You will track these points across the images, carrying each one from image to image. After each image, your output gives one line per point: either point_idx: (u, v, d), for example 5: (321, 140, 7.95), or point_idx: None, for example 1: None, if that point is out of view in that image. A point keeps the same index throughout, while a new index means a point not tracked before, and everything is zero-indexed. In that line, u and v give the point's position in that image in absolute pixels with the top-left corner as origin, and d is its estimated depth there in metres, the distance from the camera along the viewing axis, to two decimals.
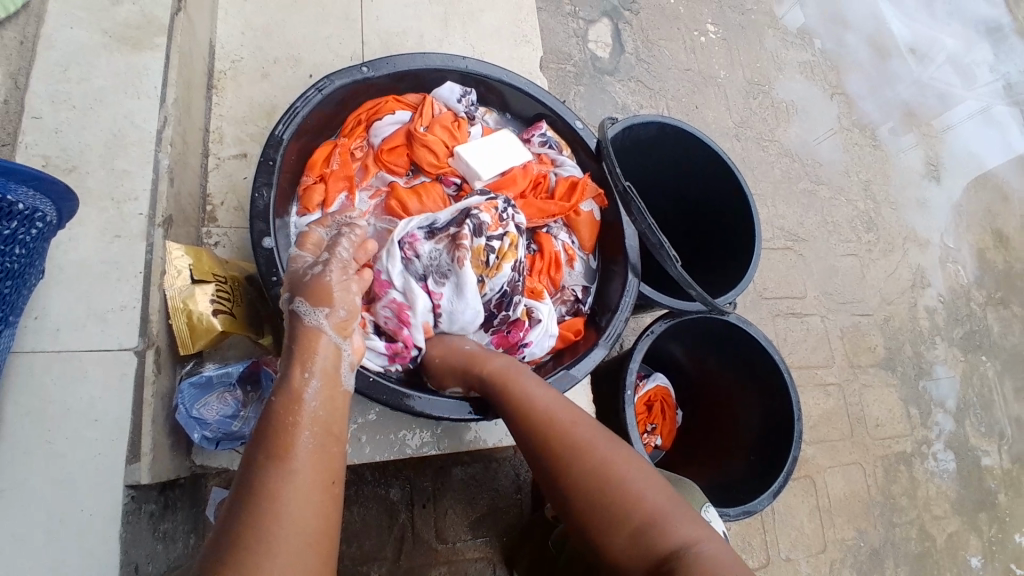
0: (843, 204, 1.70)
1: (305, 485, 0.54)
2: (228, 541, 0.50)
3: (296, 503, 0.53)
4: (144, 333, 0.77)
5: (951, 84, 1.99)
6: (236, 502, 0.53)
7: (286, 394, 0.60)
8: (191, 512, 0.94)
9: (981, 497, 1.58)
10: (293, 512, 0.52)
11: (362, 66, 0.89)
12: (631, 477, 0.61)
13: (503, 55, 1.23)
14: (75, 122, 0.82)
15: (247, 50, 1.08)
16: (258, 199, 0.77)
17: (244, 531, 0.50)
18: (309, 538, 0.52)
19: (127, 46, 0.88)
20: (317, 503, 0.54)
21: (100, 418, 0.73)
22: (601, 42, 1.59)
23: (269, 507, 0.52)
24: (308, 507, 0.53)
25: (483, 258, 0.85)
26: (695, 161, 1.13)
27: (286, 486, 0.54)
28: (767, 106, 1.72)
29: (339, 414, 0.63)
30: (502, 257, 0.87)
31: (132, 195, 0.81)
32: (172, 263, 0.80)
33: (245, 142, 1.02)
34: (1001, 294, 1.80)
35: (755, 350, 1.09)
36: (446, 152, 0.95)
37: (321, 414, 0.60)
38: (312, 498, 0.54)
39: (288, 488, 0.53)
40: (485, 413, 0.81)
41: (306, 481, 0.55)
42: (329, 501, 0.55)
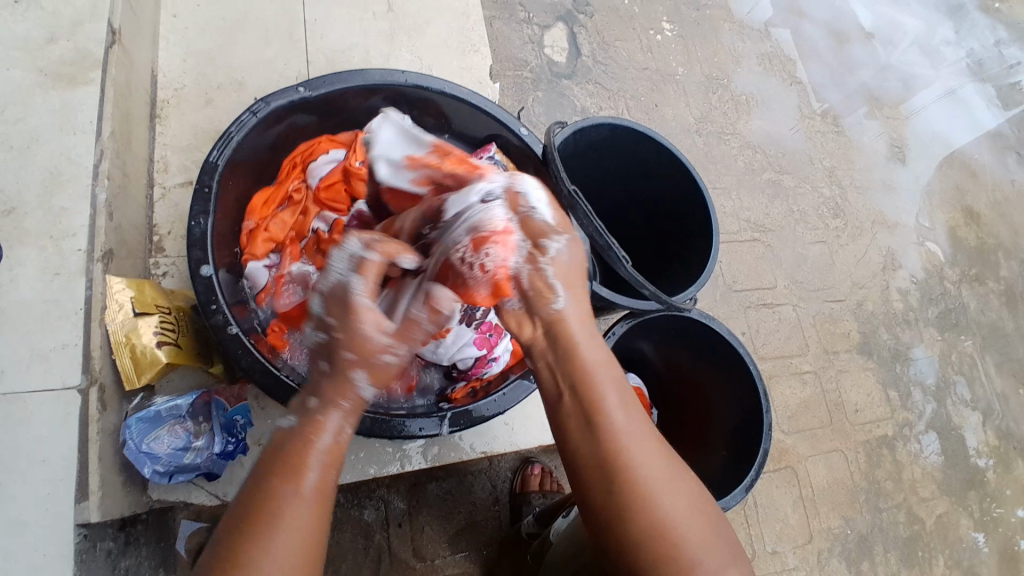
0: (809, 191, 1.71)
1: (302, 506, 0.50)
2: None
3: (294, 530, 0.49)
4: (87, 369, 0.75)
5: (912, 66, 2.01)
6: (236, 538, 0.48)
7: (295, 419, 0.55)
8: (159, 547, 0.92)
9: (968, 475, 1.57)
10: (289, 536, 0.48)
11: (299, 86, 0.88)
12: (673, 508, 0.53)
13: (451, 66, 1.24)
14: (10, 161, 0.81)
15: (190, 78, 1.07)
16: (195, 227, 0.77)
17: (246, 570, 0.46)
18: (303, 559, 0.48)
19: (62, 81, 0.87)
20: (313, 521, 0.50)
21: (47, 460, 0.71)
22: (557, 46, 1.59)
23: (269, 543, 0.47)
24: (303, 530, 0.49)
25: None
26: (647, 159, 1.13)
27: (287, 509, 0.49)
28: (727, 100, 1.72)
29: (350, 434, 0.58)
30: None
31: (70, 230, 0.80)
32: (113, 298, 0.80)
33: (190, 169, 1.02)
34: (976, 270, 1.80)
35: (719, 343, 1.08)
36: (386, 184, 0.96)
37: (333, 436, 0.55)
38: (309, 520, 0.50)
39: (286, 511, 0.49)
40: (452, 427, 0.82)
41: (305, 500, 0.50)
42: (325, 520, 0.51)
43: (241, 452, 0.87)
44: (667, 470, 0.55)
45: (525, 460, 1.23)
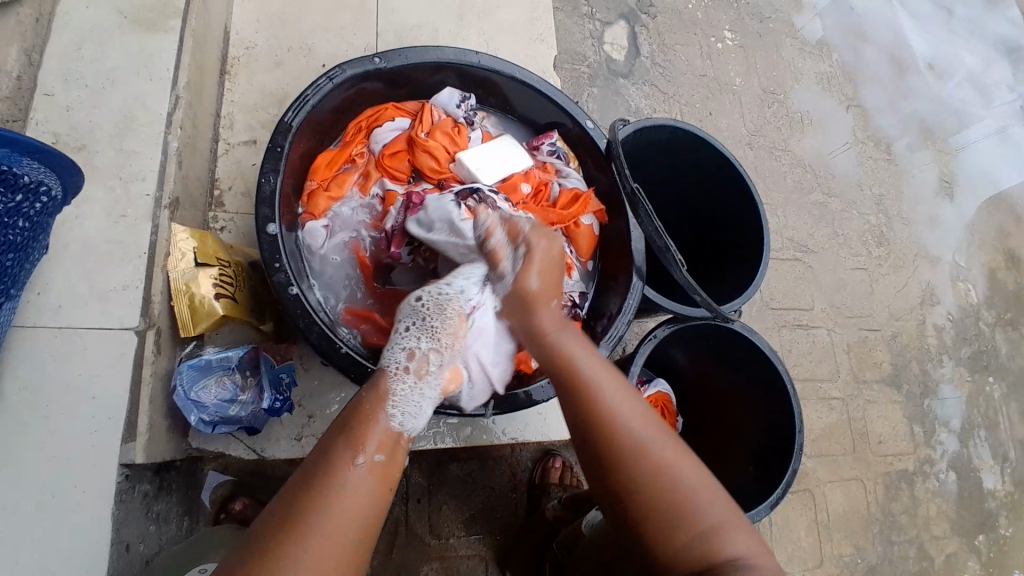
0: (854, 217, 1.69)
1: (370, 480, 0.54)
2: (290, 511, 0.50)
3: (360, 494, 0.52)
4: (146, 312, 0.77)
5: (968, 102, 1.97)
6: (298, 482, 0.53)
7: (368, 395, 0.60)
8: (187, 495, 0.93)
9: (982, 518, 1.55)
10: (355, 508, 0.52)
11: (374, 57, 0.88)
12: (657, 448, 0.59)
13: (517, 53, 1.23)
14: (86, 100, 0.82)
15: (261, 38, 1.08)
16: (264, 184, 0.78)
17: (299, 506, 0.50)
18: (355, 539, 0.51)
19: (143, 27, 0.88)
20: (377, 497, 0.54)
21: (98, 397, 0.72)
22: (617, 44, 1.58)
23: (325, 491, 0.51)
24: (361, 505, 0.52)
25: None
26: (704, 166, 1.12)
27: (354, 478, 0.53)
28: (782, 116, 1.70)
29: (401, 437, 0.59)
30: None
31: (139, 175, 0.81)
32: (176, 246, 0.80)
33: (255, 129, 1.03)
34: (1012, 315, 1.77)
35: (759, 359, 1.07)
36: (448, 157, 0.95)
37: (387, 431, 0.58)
38: (373, 497, 0.53)
39: (359, 482, 0.53)
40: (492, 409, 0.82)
41: (370, 486, 0.53)
42: (386, 502, 0.55)
43: (285, 410, 0.88)
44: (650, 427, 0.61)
45: (547, 452, 1.23)
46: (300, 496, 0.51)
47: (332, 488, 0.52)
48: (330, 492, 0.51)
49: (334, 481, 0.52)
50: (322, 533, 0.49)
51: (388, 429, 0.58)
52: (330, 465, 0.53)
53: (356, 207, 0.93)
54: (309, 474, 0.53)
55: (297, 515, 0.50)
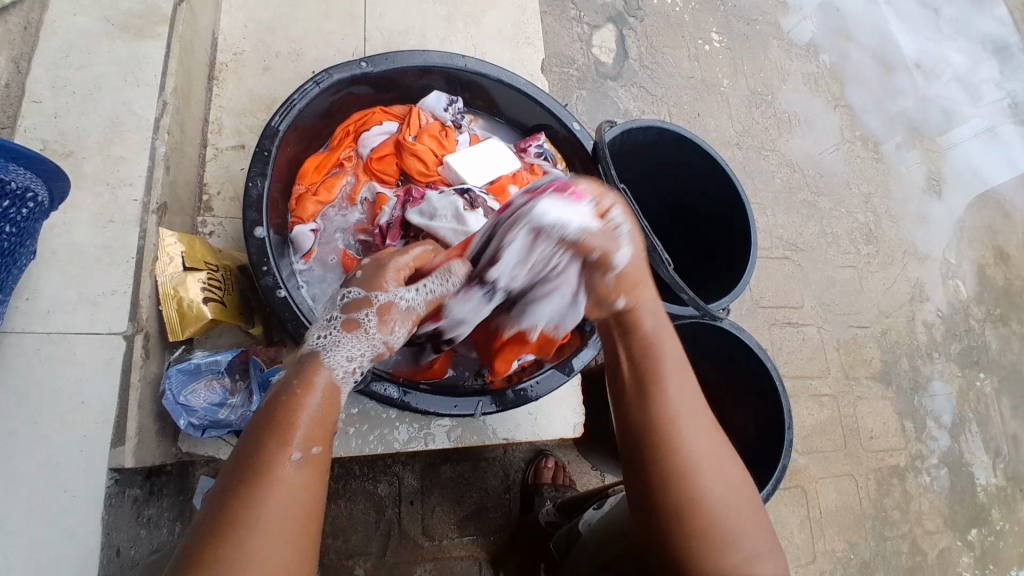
0: (843, 215, 1.70)
1: (306, 473, 0.47)
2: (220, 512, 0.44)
3: (300, 496, 0.46)
4: (134, 316, 0.77)
5: (955, 100, 1.99)
6: (230, 474, 0.46)
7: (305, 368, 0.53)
8: (178, 500, 0.93)
9: (975, 513, 1.56)
10: (294, 507, 0.46)
11: (361, 61, 0.89)
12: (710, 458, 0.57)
13: (504, 56, 1.24)
14: (74, 107, 0.82)
15: (249, 44, 1.08)
16: (252, 188, 0.78)
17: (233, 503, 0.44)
18: (291, 548, 0.44)
19: (130, 34, 0.89)
20: (314, 492, 0.47)
21: (87, 401, 0.73)
22: (605, 47, 1.59)
23: (265, 488, 0.45)
24: (294, 503, 0.46)
25: None
26: (690, 165, 1.13)
27: (286, 475, 0.46)
28: (770, 116, 1.72)
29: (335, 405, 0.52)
30: None
31: (127, 180, 0.82)
32: (164, 250, 0.81)
33: (243, 133, 1.03)
34: (1001, 310, 1.79)
35: (748, 356, 1.08)
36: (435, 161, 0.96)
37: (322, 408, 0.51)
38: (309, 491, 0.47)
39: (292, 480, 0.46)
40: (476, 408, 0.84)
41: (303, 482, 0.47)
42: (322, 495, 0.48)
43: None
44: (709, 435, 0.59)
45: (540, 452, 1.24)
46: (225, 496, 0.45)
47: (261, 487, 0.45)
48: (263, 490, 0.45)
49: (264, 481, 0.45)
50: (252, 544, 0.43)
51: (322, 415, 0.50)
52: (258, 461, 0.46)
53: (345, 210, 0.94)
54: (237, 469, 0.46)
55: (224, 521, 0.43)
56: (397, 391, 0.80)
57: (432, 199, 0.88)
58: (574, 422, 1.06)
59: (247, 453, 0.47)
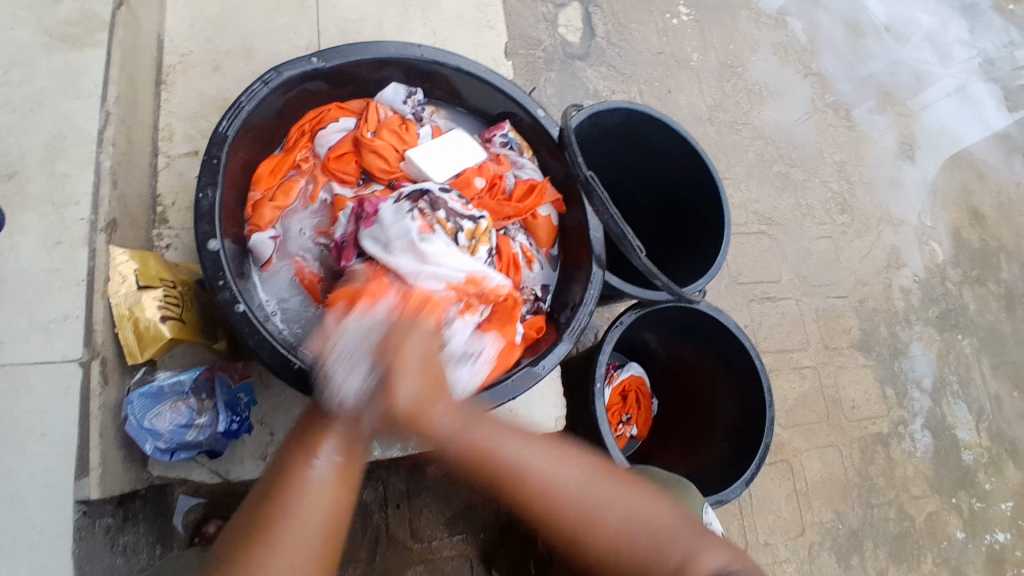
0: (818, 186, 1.70)
1: (330, 478, 0.58)
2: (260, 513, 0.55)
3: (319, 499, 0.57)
4: (89, 342, 0.74)
5: (926, 63, 1.98)
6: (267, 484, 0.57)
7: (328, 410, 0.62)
8: (156, 522, 0.91)
9: (958, 474, 1.59)
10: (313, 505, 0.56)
11: (311, 57, 0.85)
12: (604, 498, 0.64)
13: (465, 42, 1.20)
14: (12, 124, 0.78)
15: (197, 43, 1.04)
16: (202, 199, 0.75)
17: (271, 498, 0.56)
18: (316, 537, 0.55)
19: (67, 42, 0.84)
20: (338, 497, 0.58)
21: (47, 434, 0.70)
22: (571, 26, 1.56)
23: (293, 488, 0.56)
24: (324, 511, 0.56)
25: (455, 239, 0.84)
26: (660, 146, 1.11)
27: (314, 480, 0.57)
28: (741, 89, 1.70)
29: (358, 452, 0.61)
30: (477, 239, 0.87)
31: (73, 198, 0.78)
32: (117, 270, 0.78)
33: (196, 139, 0.99)
34: (977, 272, 1.80)
35: (726, 337, 1.08)
36: (397, 156, 0.92)
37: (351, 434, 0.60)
38: (334, 493, 0.58)
39: (317, 484, 0.57)
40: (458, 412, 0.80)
41: (327, 484, 0.57)
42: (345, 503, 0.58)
43: (244, 431, 0.86)
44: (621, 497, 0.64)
45: None
46: (265, 501, 0.56)
47: (292, 498, 0.56)
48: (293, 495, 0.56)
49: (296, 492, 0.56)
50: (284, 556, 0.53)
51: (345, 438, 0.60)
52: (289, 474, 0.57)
53: (303, 212, 0.91)
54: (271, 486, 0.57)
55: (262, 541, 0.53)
56: None
57: (384, 217, 0.81)
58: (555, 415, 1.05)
59: (273, 480, 0.57)
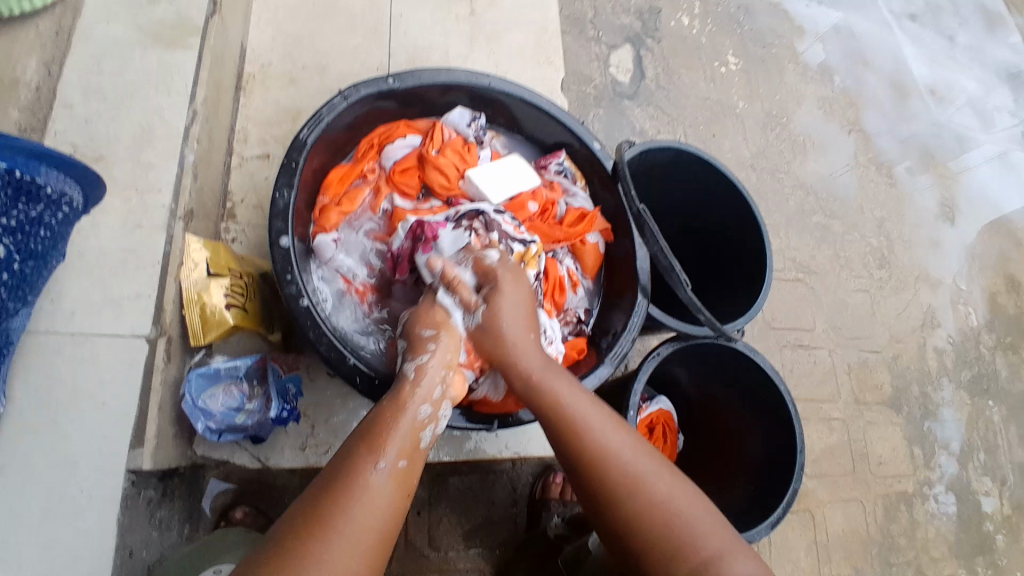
0: (855, 239, 1.71)
1: (389, 484, 0.58)
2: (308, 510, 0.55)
3: (375, 502, 0.57)
4: (158, 321, 0.79)
5: (969, 128, 2.00)
6: (324, 480, 0.58)
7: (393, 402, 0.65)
8: (188, 502, 0.93)
9: (984, 544, 1.55)
10: (368, 507, 0.56)
11: (389, 77, 0.91)
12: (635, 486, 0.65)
13: (524, 74, 1.26)
14: (108, 114, 0.85)
15: (277, 56, 1.11)
16: (279, 198, 0.80)
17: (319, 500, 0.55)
18: (371, 535, 0.55)
19: (164, 45, 0.91)
20: (394, 505, 0.58)
21: (108, 403, 0.74)
22: (622, 67, 1.62)
23: (348, 486, 0.56)
24: (382, 512, 0.56)
25: None
26: (706, 186, 1.14)
27: (375, 486, 0.57)
28: (784, 138, 1.73)
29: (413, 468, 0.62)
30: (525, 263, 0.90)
31: (156, 186, 0.84)
32: (190, 256, 0.83)
33: (268, 143, 1.05)
34: (1012, 339, 1.78)
35: (760, 378, 1.08)
36: (457, 175, 0.97)
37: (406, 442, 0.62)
38: (392, 503, 0.58)
39: (375, 487, 0.57)
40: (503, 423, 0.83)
41: (389, 488, 0.58)
42: (404, 508, 0.59)
43: (292, 420, 0.88)
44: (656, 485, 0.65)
45: (547, 466, 1.23)
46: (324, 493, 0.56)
47: (350, 493, 0.56)
48: (349, 492, 0.56)
49: (356, 481, 0.57)
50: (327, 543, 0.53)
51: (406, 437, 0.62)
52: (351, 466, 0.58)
53: (366, 220, 0.95)
54: (333, 473, 0.58)
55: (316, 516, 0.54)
56: None
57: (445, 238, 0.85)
58: None
59: (339, 473, 0.58)
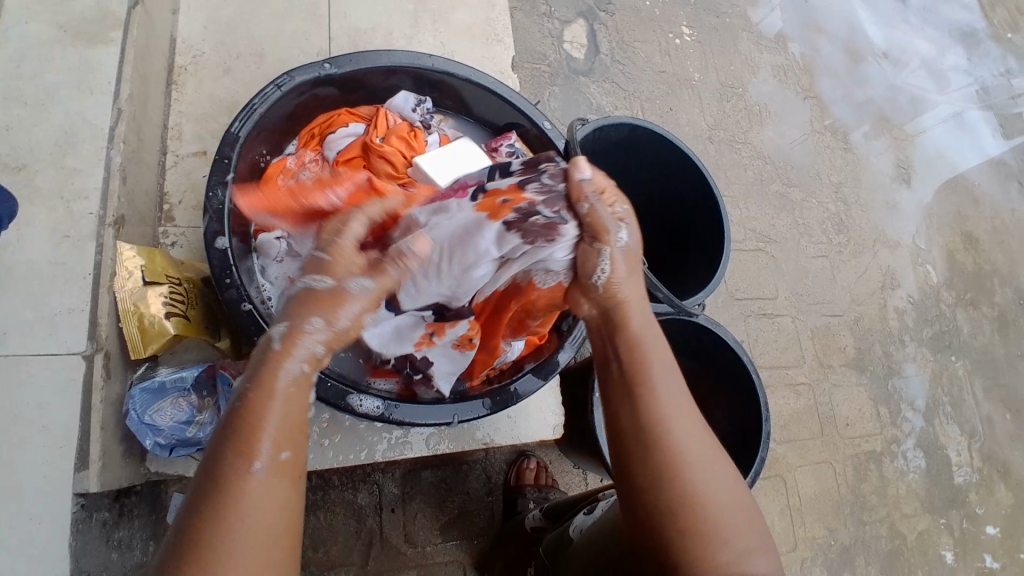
0: (815, 206, 1.72)
1: (273, 482, 0.50)
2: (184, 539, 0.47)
3: (264, 504, 0.49)
4: (93, 336, 0.74)
5: (923, 89, 2.02)
6: (189, 504, 0.48)
7: (259, 380, 0.54)
8: (150, 519, 0.90)
9: (951, 495, 1.60)
10: (261, 509, 0.48)
11: (325, 62, 0.87)
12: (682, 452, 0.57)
13: (473, 54, 1.22)
14: (25, 118, 0.79)
15: (209, 46, 1.05)
16: (212, 197, 0.76)
17: (198, 520, 0.47)
18: (276, 530, 0.49)
19: (82, 41, 0.85)
20: (283, 498, 0.50)
21: (48, 425, 0.70)
22: (576, 42, 1.58)
23: (224, 498, 0.48)
24: (272, 511, 0.49)
25: None
26: (664, 162, 1.13)
27: (256, 486, 0.49)
28: (741, 109, 1.73)
29: (299, 435, 0.53)
30: None
31: (83, 193, 0.79)
32: (123, 265, 0.78)
33: (205, 140, 1.00)
34: (971, 294, 1.82)
35: (724, 351, 1.08)
36: (405, 162, 0.91)
37: (287, 413, 0.53)
38: (278, 497, 0.50)
39: (259, 491, 0.49)
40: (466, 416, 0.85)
41: (274, 485, 0.50)
42: (297, 491, 0.51)
43: None
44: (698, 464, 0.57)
45: (521, 453, 1.23)
46: (198, 514, 0.47)
47: (225, 504, 0.48)
48: (228, 505, 0.48)
49: (228, 496, 0.48)
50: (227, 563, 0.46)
51: (285, 419, 0.53)
52: (222, 476, 0.49)
53: None
54: (201, 487, 0.49)
55: (198, 538, 0.46)
56: (378, 406, 0.81)
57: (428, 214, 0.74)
58: (554, 423, 1.06)
59: (207, 483, 0.49)
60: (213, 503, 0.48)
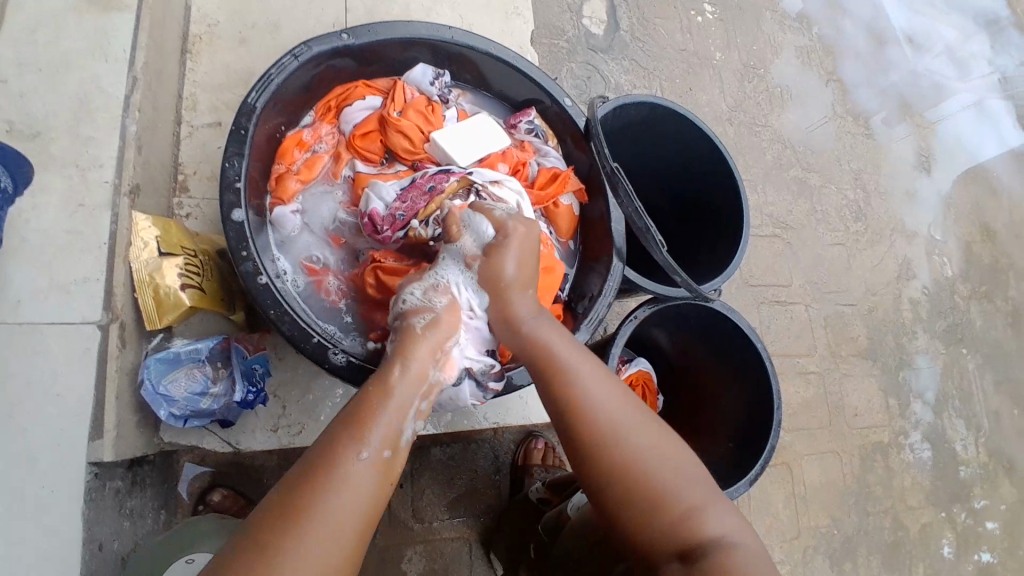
0: (833, 193, 1.69)
1: (371, 474, 0.54)
2: (282, 500, 0.50)
3: (361, 491, 0.53)
4: (109, 306, 0.74)
5: (947, 76, 1.97)
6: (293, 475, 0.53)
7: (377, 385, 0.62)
8: (162, 488, 0.90)
9: (955, 487, 1.60)
10: (355, 495, 0.52)
11: (343, 33, 0.85)
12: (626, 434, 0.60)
13: (492, 28, 1.19)
14: (39, 83, 0.77)
15: (223, 13, 1.03)
16: (229, 169, 0.75)
17: (301, 485, 0.51)
18: (359, 525, 0.51)
19: (95, 5, 0.84)
20: (376, 496, 0.54)
21: (63, 394, 0.70)
22: (596, 18, 1.54)
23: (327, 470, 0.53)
24: (361, 502, 0.52)
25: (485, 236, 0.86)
26: (684, 145, 1.11)
27: (357, 470, 0.54)
28: (762, 91, 1.69)
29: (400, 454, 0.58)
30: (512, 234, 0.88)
31: (97, 161, 0.78)
32: (139, 235, 0.77)
33: (220, 110, 0.99)
34: (985, 287, 1.80)
35: (738, 338, 1.07)
36: (421, 137, 0.92)
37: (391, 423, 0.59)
38: (375, 491, 0.54)
39: (358, 476, 0.53)
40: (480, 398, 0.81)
41: (371, 479, 0.54)
42: (384, 500, 0.55)
43: (259, 402, 0.87)
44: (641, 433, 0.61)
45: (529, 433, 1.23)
46: (301, 480, 0.52)
47: (329, 476, 0.52)
48: (330, 478, 0.52)
49: (335, 472, 0.52)
50: (316, 531, 0.49)
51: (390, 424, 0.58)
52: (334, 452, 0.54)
53: (327, 188, 0.91)
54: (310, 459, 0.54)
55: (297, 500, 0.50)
56: None
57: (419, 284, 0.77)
58: None
59: (319, 455, 0.54)
60: (317, 474, 0.52)
